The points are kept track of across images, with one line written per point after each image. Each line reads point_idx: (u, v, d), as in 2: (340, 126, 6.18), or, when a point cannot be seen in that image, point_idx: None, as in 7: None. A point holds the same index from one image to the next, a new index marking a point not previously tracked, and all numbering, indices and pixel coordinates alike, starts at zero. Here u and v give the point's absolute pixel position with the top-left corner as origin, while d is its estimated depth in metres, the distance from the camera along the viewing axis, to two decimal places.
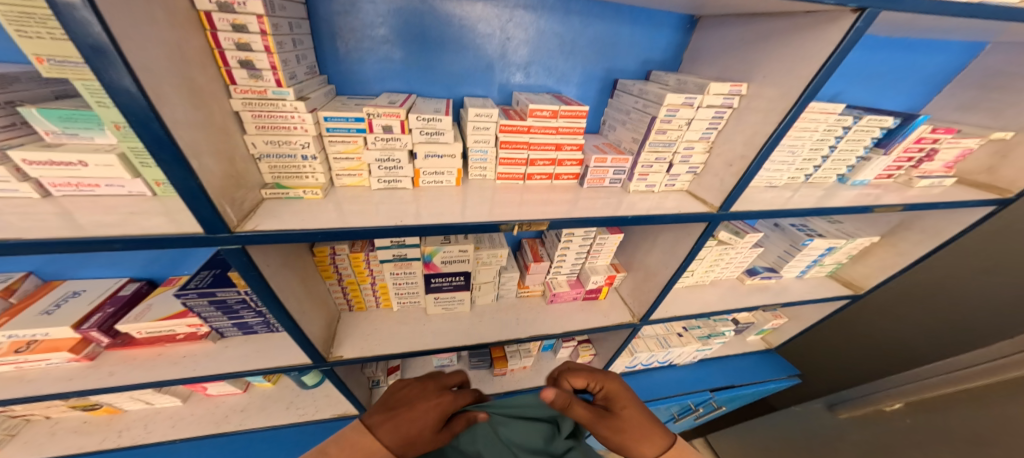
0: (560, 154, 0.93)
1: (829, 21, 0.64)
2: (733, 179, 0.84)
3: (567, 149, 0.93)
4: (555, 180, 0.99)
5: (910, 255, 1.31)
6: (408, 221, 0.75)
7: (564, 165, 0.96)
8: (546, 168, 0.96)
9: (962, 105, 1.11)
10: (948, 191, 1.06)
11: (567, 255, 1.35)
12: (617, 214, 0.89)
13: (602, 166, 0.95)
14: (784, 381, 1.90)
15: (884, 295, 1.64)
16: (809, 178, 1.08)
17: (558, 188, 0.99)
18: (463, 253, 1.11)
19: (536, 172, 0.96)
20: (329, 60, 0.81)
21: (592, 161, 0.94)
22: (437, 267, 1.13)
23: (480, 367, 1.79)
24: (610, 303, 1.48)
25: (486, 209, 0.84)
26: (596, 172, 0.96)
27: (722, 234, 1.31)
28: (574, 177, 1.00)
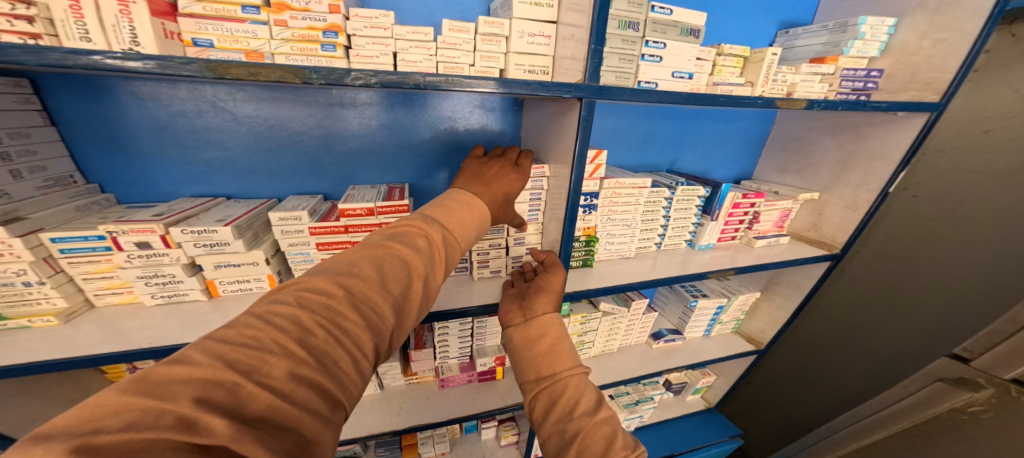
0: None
1: (570, 107, 0.78)
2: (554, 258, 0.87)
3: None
4: None
5: (787, 308, 1.34)
6: (180, 336, 0.65)
7: None
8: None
9: (778, 168, 1.31)
10: (787, 249, 1.13)
11: (449, 341, 1.18)
12: (456, 305, 0.84)
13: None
14: (727, 444, 1.76)
15: (804, 328, 1.50)
16: (661, 246, 1.13)
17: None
18: None
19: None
20: (101, 165, 0.77)
21: None
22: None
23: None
24: (508, 383, 1.30)
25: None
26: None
27: (603, 305, 1.27)
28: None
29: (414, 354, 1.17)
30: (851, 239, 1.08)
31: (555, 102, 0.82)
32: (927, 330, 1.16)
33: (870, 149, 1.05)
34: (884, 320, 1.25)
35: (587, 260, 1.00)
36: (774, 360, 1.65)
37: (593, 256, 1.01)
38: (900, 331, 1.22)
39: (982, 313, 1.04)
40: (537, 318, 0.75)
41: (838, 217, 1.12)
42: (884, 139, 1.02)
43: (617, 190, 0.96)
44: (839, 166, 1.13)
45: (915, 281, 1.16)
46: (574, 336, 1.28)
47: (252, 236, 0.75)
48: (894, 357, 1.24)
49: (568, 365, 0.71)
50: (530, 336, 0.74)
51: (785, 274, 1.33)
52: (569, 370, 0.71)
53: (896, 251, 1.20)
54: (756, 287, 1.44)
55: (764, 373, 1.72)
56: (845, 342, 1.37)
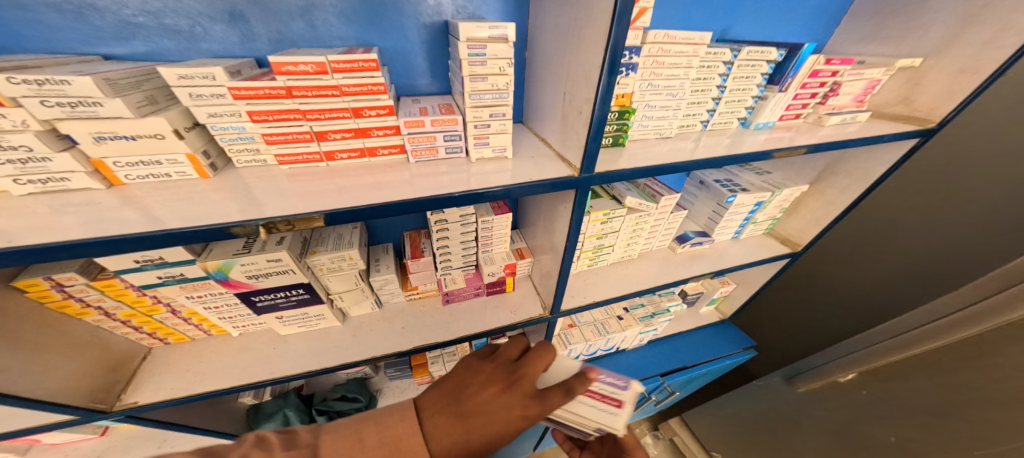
0: (362, 121, 0.64)
1: None
2: (584, 130, 0.70)
3: (370, 113, 0.63)
4: (371, 157, 0.70)
5: (839, 201, 1.19)
6: (86, 234, 0.47)
7: (374, 135, 0.67)
8: (352, 143, 0.66)
9: (862, 36, 1.06)
10: (863, 127, 1.00)
11: (450, 248, 1.03)
12: (467, 190, 0.67)
13: (422, 132, 0.69)
14: (735, 357, 1.79)
15: (838, 240, 1.46)
16: (707, 126, 1.02)
17: (377, 166, 0.69)
18: (282, 263, 0.71)
19: (338, 149, 0.66)
20: None
21: (403, 126, 0.66)
22: (250, 286, 0.72)
23: (404, 377, 1.46)
24: (520, 295, 1.19)
25: (262, 210, 0.57)
26: (420, 141, 0.69)
27: (629, 201, 1.14)
28: (399, 150, 0.71)
29: (411, 265, 1.03)
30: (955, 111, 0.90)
31: None
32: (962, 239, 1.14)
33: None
34: (917, 232, 1.23)
35: (618, 138, 0.90)
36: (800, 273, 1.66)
37: (625, 133, 0.90)
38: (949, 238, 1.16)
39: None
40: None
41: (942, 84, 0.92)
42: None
43: (667, 48, 0.82)
44: (961, 24, 0.87)
45: (964, 190, 1.11)
46: (593, 238, 1.19)
47: (144, 97, 0.52)
48: (921, 269, 1.24)
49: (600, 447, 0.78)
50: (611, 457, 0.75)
51: (848, 160, 1.14)
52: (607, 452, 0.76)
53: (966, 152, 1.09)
54: (803, 181, 1.28)
55: (786, 291, 1.74)
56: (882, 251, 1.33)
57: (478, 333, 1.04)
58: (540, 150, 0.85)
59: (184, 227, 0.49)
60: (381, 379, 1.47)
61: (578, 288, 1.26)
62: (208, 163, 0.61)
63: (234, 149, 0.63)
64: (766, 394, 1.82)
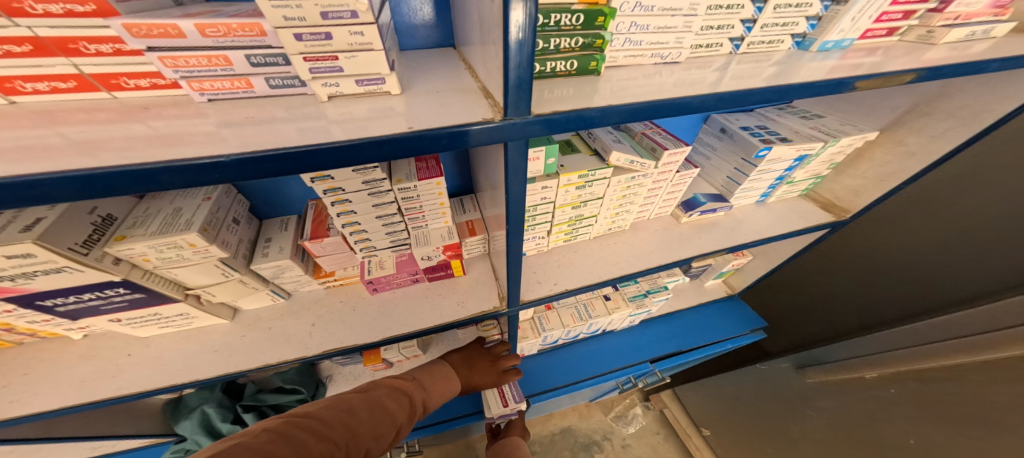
0: (31, 26, 0.36)
1: None
2: (499, 33, 0.40)
3: (40, 10, 0.35)
4: (113, 91, 0.43)
5: (923, 157, 0.88)
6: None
7: (82, 53, 0.39)
8: (48, 66, 0.39)
9: None
10: (996, 44, 0.72)
11: (363, 224, 0.76)
12: (308, 143, 0.40)
13: (185, 50, 0.39)
14: (741, 339, 1.57)
15: (908, 205, 1.13)
16: (740, 48, 0.70)
17: (122, 108, 0.42)
18: (40, 260, 0.47)
19: (11, 72, 0.38)
20: None
21: (133, 36, 0.37)
22: (12, 289, 0.49)
23: (356, 363, 1.32)
24: (470, 281, 0.94)
25: None
26: (195, 63, 0.40)
27: (615, 157, 0.83)
28: (167, 81, 0.43)
29: (312, 248, 0.78)
30: None
31: None
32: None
33: None
34: None
35: (588, 64, 0.57)
36: (837, 244, 1.35)
37: (602, 51, 0.56)
38: None
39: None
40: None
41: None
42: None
43: None
44: None
45: None
46: (567, 208, 0.91)
47: None
48: (1010, 254, 0.95)
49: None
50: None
51: (951, 95, 0.81)
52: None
53: None
54: (874, 126, 0.96)
55: (811, 272, 1.47)
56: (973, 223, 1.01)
57: (410, 335, 0.82)
58: (458, 82, 0.54)
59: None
60: (332, 363, 1.33)
61: (550, 268, 1.01)
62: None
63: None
64: (769, 378, 1.64)
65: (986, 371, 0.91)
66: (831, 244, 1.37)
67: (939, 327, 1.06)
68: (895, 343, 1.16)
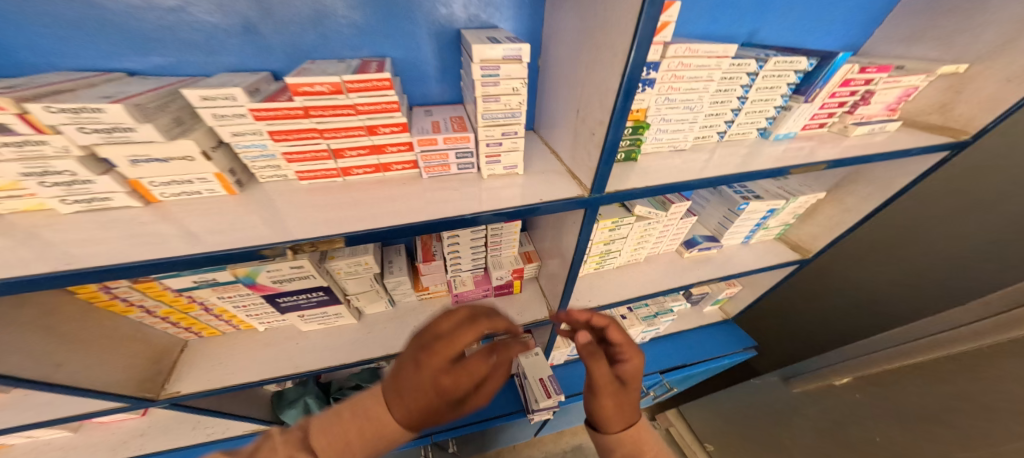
0: (375, 139, 0.68)
1: None
2: (596, 151, 0.72)
3: (385, 131, 0.68)
4: (385, 172, 0.75)
5: (856, 212, 1.23)
6: (128, 254, 0.52)
7: (389, 151, 0.72)
8: (368, 159, 0.72)
9: (908, 36, 1.09)
10: (890, 137, 1.06)
11: (461, 251, 1.06)
12: (482, 208, 0.71)
13: (434, 150, 0.73)
14: (737, 355, 1.84)
15: (852, 243, 1.47)
16: (725, 135, 1.05)
17: (390, 180, 0.75)
18: (301, 269, 0.76)
19: (354, 165, 0.72)
20: None
21: (416, 144, 0.70)
22: (274, 289, 0.78)
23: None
24: (527, 297, 1.23)
25: (294, 225, 0.62)
26: (432, 158, 0.74)
27: (638, 209, 1.16)
28: (411, 166, 0.76)
29: (423, 268, 1.07)
30: (989, 124, 0.96)
31: None
32: (984, 253, 1.15)
33: None
34: (937, 239, 1.24)
35: (631, 153, 0.91)
36: (806, 274, 1.68)
37: (638, 148, 0.92)
38: (967, 249, 1.18)
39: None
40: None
41: (984, 92, 0.96)
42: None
43: (686, 63, 0.81)
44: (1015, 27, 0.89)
45: (987, 205, 1.12)
46: (601, 244, 1.22)
47: (174, 121, 0.54)
48: (929, 281, 1.28)
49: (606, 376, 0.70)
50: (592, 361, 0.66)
51: (870, 170, 1.16)
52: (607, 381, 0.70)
53: (995, 164, 1.09)
54: (822, 187, 1.30)
55: (795, 296, 1.76)
56: (899, 257, 1.35)
57: None
58: (550, 163, 0.87)
59: (217, 248, 0.54)
60: (392, 369, 1.57)
61: (584, 289, 1.30)
62: (236, 179, 0.65)
63: (259, 165, 0.67)
64: (762, 391, 1.87)
65: (917, 371, 1.19)
66: (802, 274, 1.69)
67: (890, 339, 1.35)
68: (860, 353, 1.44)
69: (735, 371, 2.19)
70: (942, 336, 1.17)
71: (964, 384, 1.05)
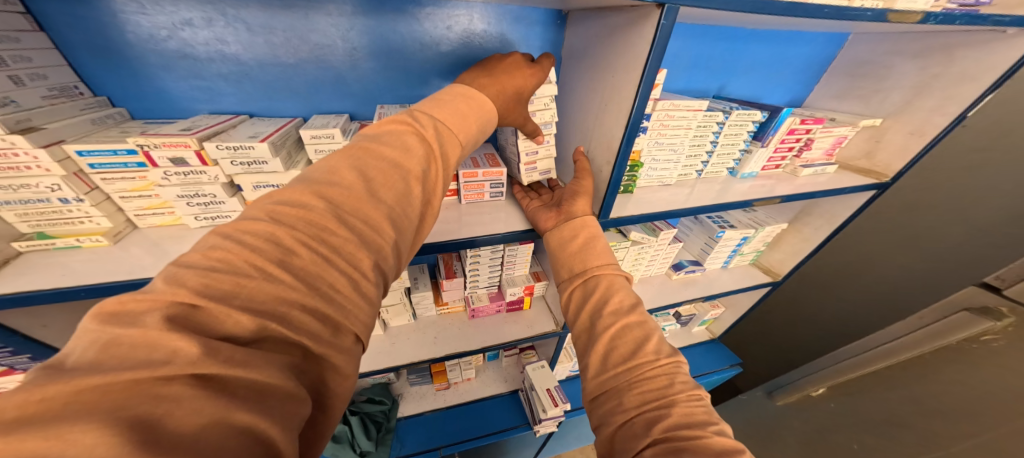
0: None
1: (642, 23, 0.68)
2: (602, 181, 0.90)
3: None
4: None
5: (813, 239, 1.44)
6: None
7: None
8: None
9: (836, 94, 1.38)
10: (832, 178, 1.29)
11: (479, 269, 1.20)
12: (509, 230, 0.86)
13: (474, 180, 0.93)
14: (723, 373, 1.97)
15: (815, 265, 1.67)
16: (702, 173, 1.26)
17: None
18: None
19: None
20: (102, 79, 0.72)
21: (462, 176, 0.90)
22: None
23: (422, 384, 1.62)
24: (535, 312, 1.35)
25: None
26: (471, 188, 0.94)
27: (633, 234, 1.33)
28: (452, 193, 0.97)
29: (445, 284, 1.20)
30: (905, 167, 1.20)
31: (622, 14, 0.73)
32: (920, 274, 1.36)
33: (958, 72, 1.05)
34: (882, 262, 1.45)
35: (629, 186, 1.10)
36: (779, 293, 1.86)
37: (634, 182, 1.11)
38: (906, 270, 1.39)
39: (963, 264, 1.26)
40: (598, 393, 0.61)
41: (898, 142, 1.22)
42: (981, 59, 1.00)
43: (671, 113, 1.03)
44: (915, 91, 1.15)
45: (916, 233, 1.34)
46: None
47: (287, 155, 0.71)
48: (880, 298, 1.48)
49: (599, 262, 0.74)
50: (563, 238, 0.78)
51: (820, 204, 1.39)
52: (601, 267, 0.73)
53: (918, 199, 1.32)
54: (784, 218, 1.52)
55: (772, 314, 1.94)
56: (854, 277, 1.55)
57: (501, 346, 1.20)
58: None
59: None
60: (402, 384, 1.63)
61: None
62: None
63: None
64: (748, 406, 1.98)
65: (876, 380, 1.36)
66: (776, 294, 1.88)
67: (852, 351, 1.53)
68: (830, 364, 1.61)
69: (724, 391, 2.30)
70: (893, 346, 1.34)
71: (918, 391, 1.20)
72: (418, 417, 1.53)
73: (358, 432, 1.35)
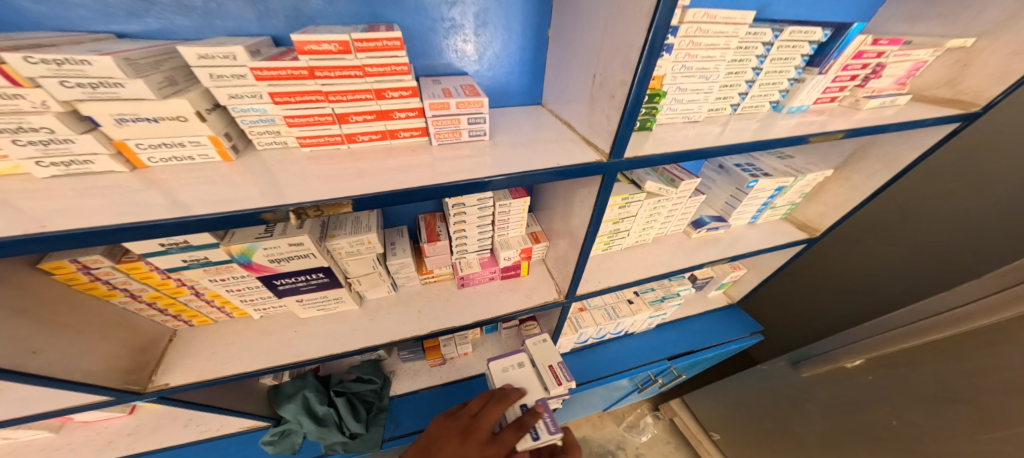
0: (384, 103, 0.63)
1: None
2: (616, 113, 0.68)
3: (394, 95, 0.63)
4: (393, 139, 0.70)
5: (864, 188, 1.21)
6: (110, 219, 0.48)
7: (397, 118, 0.66)
8: (374, 126, 0.66)
9: (908, 16, 1.08)
10: (902, 109, 1.03)
11: (466, 232, 1.01)
12: (490, 174, 0.66)
13: (446, 115, 0.68)
14: (743, 341, 1.81)
15: (854, 224, 1.44)
16: (739, 109, 1.01)
17: (398, 148, 0.70)
18: (300, 247, 0.70)
19: (360, 131, 0.66)
20: None
21: (428, 109, 0.65)
22: (272, 270, 0.72)
23: (415, 360, 1.51)
24: (534, 280, 1.18)
25: (290, 193, 0.57)
26: (444, 124, 0.69)
27: (648, 185, 1.11)
28: (421, 133, 0.71)
29: (426, 249, 1.02)
30: (1002, 91, 0.94)
31: None
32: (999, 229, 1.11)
33: None
34: (945, 217, 1.21)
35: (647, 122, 0.88)
36: (809, 257, 1.65)
37: (653, 117, 0.88)
38: (978, 223, 1.15)
39: None
40: None
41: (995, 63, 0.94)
42: None
43: (703, 29, 0.78)
44: None
45: (999, 177, 1.08)
46: (610, 223, 1.17)
47: (166, 80, 0.53)
48: (938, 260, 1.24)
49: None
50: None
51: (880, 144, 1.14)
52: None
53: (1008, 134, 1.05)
54: (830, 164, 1.28)
55: (797, 281, 1.74)
56: (905, 236, 1.31)
57: (493, 319, 1.04)
58: (564, 132, 0.83)
59: (215, 213, 0.51)
60: (394, 360, 1.52)
61: (593, 272, 1.25)
62: (231, 145, 0.63)
63: (255, 132, 0.63)
64: (770, 376, 1.83)
65: (934, 351, 1.16)
66: (805, 258, 1.67)
67: (896, 318, 1.32)
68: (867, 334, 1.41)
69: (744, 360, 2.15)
70: (958, 313, 1.13)
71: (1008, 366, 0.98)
72: (411, 393, 1.42)
73: (345, 413, 1.24)
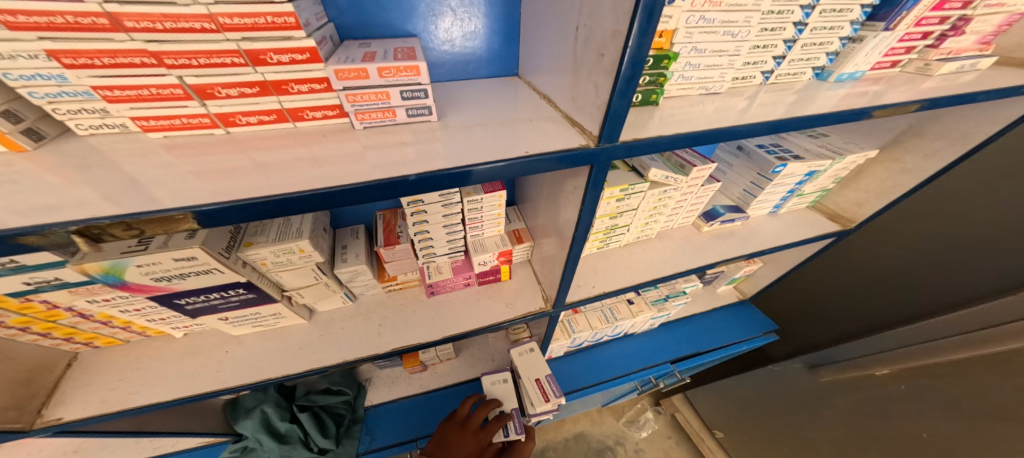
0: (264, 72, 0.46)
1: None
2: (607, 80, 0.48)
3: (276, 59, 0.46)
4: (295, 121, 0.53)
5: (916, 175, 1.00)
6: None
7: (291, 92, 0.49)
8: (262, 102, 0.49)
9: None
10: (982, 76, 0.81)
11: (431, 232, 0.84)
12: (437, 164, 0.48)
13: (367, 88, 0.50)
14: (755, 342, 1.65)
15: (898, 215, 1.25)
16: (771, 78, 0.80)
17: (302, 134, 0.53)
18: (194, 262, 0.54)
19: (238, 109, 0.49)
20: None
21: (334, 78, 0.48)
22: (164, 289, 0.56)
23: (393, 366, 1.37)
24: (518, 284, 1.02)
25: (143, 196, 0.40)
26: (366, 99, 0.51)
27: (654, 173, 0.92)
28: (338, 112, 0.54)
29: (385, 253, 0.86)
30: None
31: None
32: None
33: None
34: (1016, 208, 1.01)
35: (651, 95, 0.68)
36: (838, 252, 1.47)
37: (663, 87, 0.68)
38: None
39: None
40: None
41: None
42: None
43: None
44: None
45: None
46: (606, 218, 0.99)
47: None
48: (999, 260, 1.05)
49: None
50: None
51: (944, 119, 0.93)
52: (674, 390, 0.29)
53: None
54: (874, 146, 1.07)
55: (820, 278, 1.56)
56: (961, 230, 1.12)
57: (467, 333, 0.88)
58: (541, 110, 0.64)
59: (4, 229, 0.34)
60: (371, 366, 1.39)
61: (588, 273, 1.08)
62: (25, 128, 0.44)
63: (64, 109, 0.45)
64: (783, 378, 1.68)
65: (985, 364, 0.99)
66: (835, 252, 1.48)
67: (943, 326, 1.14)
68: (902, 342, 1.24)
69: (755, 359, 2.00)
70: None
71: None
72: (388, 403, 1.30)
73: (310, 429, 1.13)
